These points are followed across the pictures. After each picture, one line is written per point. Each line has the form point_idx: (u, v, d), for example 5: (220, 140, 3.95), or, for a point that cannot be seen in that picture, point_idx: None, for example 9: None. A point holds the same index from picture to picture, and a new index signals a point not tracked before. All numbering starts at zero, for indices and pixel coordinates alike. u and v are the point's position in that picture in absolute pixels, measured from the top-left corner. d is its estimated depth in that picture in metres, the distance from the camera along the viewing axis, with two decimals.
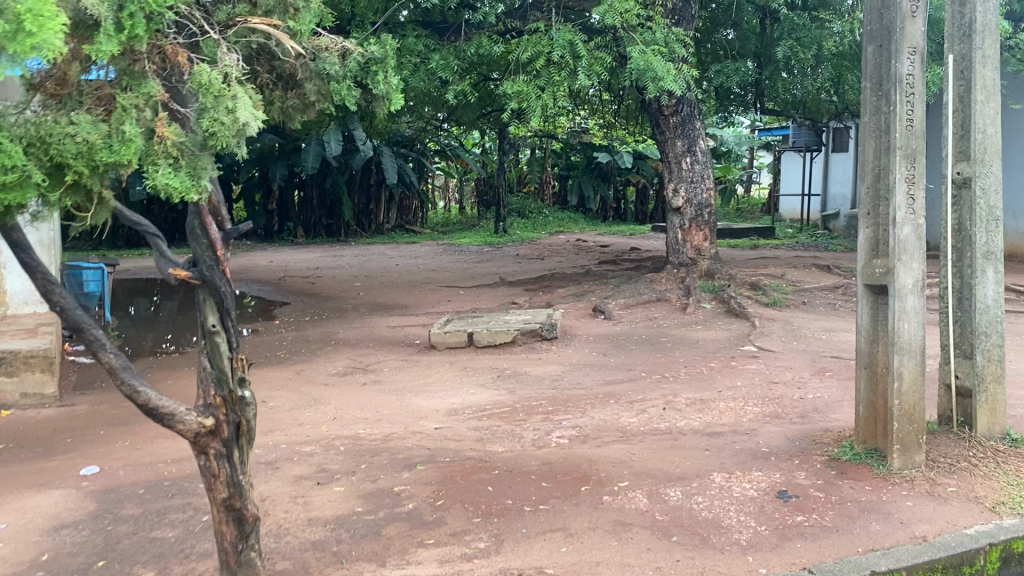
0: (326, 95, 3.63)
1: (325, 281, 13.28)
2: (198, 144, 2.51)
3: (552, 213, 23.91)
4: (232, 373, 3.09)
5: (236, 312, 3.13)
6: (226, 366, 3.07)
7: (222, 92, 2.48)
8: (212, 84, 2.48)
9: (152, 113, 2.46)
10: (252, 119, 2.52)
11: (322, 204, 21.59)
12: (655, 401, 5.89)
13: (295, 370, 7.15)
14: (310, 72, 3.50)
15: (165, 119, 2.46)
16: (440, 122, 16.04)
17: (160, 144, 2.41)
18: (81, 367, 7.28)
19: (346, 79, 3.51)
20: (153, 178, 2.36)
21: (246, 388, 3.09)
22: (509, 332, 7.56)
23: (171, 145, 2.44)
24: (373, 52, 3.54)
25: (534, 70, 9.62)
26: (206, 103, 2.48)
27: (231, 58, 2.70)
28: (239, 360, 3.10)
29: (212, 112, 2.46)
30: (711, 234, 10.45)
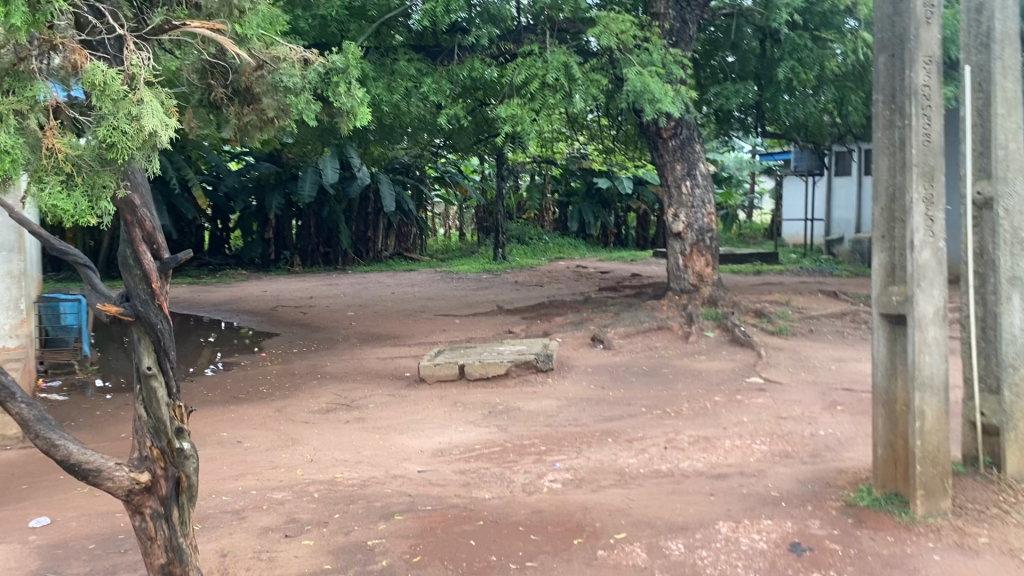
0: (285, 112, 3.36)
1: (317, 311, 12.94)
2: (98, 158, 2.42)
3: (552, 239, 23.61)
4: (170, 422, 2.71)
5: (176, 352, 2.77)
6: (164, 413, 2.69)
7: (120, 97, 2.36)
8: (109, 85, 2.35)
9: (42, 121, 2.40)
10: (160, 128, 2.39)
11: (320, 233, 21.36)
12: (656, 439, 5.50)
13: (276, 407, 6.78)
14: (267, 86, 3.26)
15: (56, 128, 2.40)
16: (437, 149, 15.80)
17: (50, 156, 2.36)
18: (51, 405, 6.91)
19: (304, 91, 3.32)
20: (40, 198, 2.33)
21: (185, 438, 2.70)
22: (502, 365, 7.19)
23: (65, 159, 2.37)
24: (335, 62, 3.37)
25: (528, 93, 9.32)
26: (101, 107, 2.36)
27: (142, 58, 2.56)
28: (178, 408, 2.73)
29: (112, 120, 2.34)
30: (713, 260, 10.10)
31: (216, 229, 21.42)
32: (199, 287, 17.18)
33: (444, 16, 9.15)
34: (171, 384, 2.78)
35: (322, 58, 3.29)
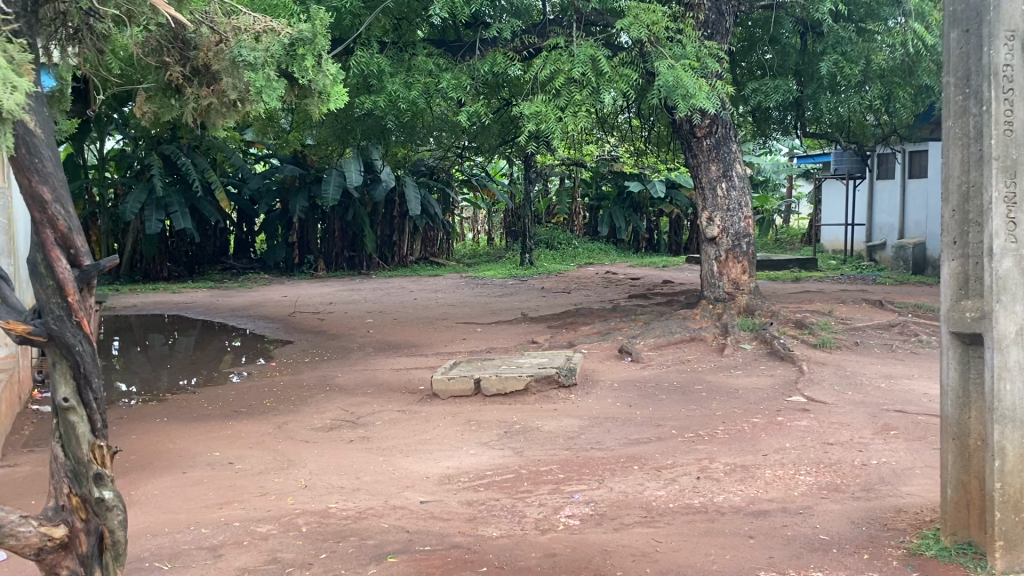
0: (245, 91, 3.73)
1: (335, 317, 12.53)
2: None
3: (581, 244, 23.01)
4: (88, 465, 2.23)
5: (101, 381, 2.30)
6: (81, 452, 2.23)
7: None
8: None
9: None
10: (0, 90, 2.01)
11: (344, 236, 20.87)
12: (688, 467, 4.94)
13: (277, 423, 6.31)
14: (227, 64, 3.65)
15: None
16: (463, 152, 15.36)
17: None
18: (41, 417, 6.49)
19: (262, 67, 3.64)
20: None
21: (105, 485, 2.22)
22: (521, 379, 6.65)
23: None
24: (299, 32, 3.78)
25: (554, 89, 8.83)
26: None
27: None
28: (100, 446, 2.24)
29: None
30: (749, 267, 9.48)
31: (242, 233, 21.43)
32: (220, 291, 16.85)
33: (465, 7, 8.64)
34: (98, 418, 2.30)
35: (282, 31, 3.68)
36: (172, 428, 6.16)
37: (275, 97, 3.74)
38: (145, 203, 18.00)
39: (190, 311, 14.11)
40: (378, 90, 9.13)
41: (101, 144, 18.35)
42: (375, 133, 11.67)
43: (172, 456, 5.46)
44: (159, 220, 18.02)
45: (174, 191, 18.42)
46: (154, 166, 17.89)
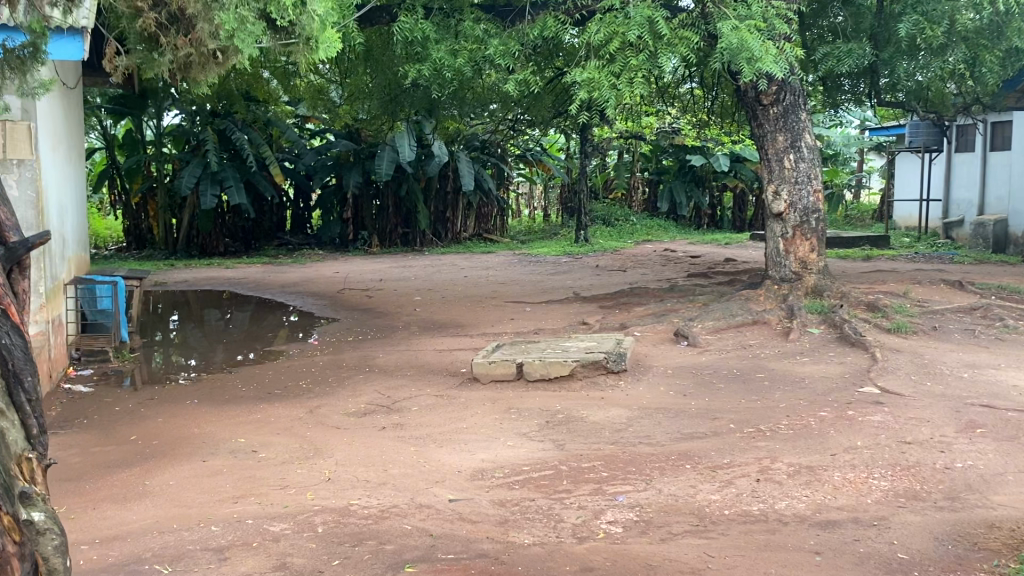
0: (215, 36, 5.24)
1: (383, 294, 12.26)
2: None
3: (640, 221, 22.34)
4: (17, 473, 1.96)
5: (29, 377, 2.10)
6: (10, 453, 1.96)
7: None
8: None
9: None
10: None
11: (398, 212, 20.51)
12: (747, 467, 4.46)
13: (309, 407, 6.00)
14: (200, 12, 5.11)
15: None
16: (516, 124, 14.90)
17: None
18: (72, 397, 6.30)
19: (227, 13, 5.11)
20: None
21: (34, 506, 1.95)
22: (567, 364, 6.21)
23: None
24: None
25: (608, 54, 8.31)
26: None
27: None
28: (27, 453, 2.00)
29: None
30: (819, 245, 8.86)
31: (298, 209, 21.39)
32: (273, 266, 16.78)
33: None
34: (32, 425, 2.08)
35: None
36: (201, 413, 5.89)
37: (233, 38, 5.22)
38: (200, 177, 18.00)
39: (241, 287, 14.01)
40: (424, 57, 8.79)
41: (159, 120, 18.41)
42: (424, 105, 11.31)
43: (196, 443, 5.18)
44: (214, 194, 17.98)
45: (229, 166, 18.30)
46: (209, 141, 17.79)
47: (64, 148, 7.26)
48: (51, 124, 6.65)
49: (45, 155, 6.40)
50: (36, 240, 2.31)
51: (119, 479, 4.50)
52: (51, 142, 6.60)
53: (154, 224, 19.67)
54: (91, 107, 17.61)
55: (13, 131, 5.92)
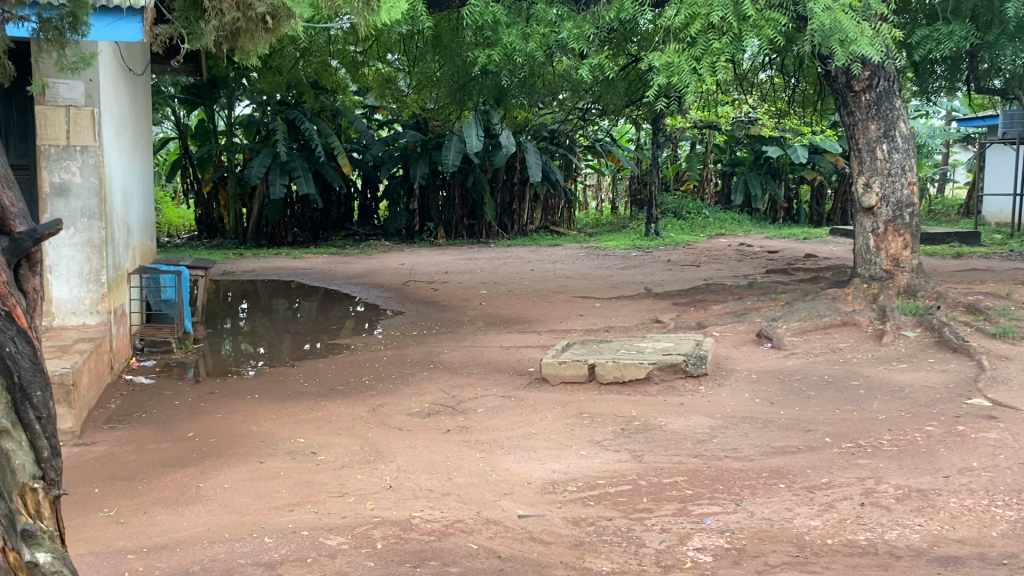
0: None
1: (448, 287, 11.99)
2: None
3: (713, 214, 21.66)
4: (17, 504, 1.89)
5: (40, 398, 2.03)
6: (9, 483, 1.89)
7: None
8: None
9: None
10: None
11: (464, 204, 20.28)
12: (849, 489, 4.01)
13: (371, 405, 5.73)
14: None
15: None
16: (586, 114, 14.49)
17: None
18: (132, 390, 6.15)
19: None
20: None
21: (38, 546, 1.84)
22: (642, 367, 5.80)
23: None
24: None
25: (689, 36, 7.88)
26: None
27: None
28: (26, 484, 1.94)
29: None
30: (913, 241, 8.22)
31: (365, 199, 21.34)
32: (340, 257, 16.73)
33: None
34: (43, 445, 2.03)
35: None
36: (260, 410, 5.67)
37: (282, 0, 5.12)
38: (270, 167, 18.04)
39: (307, 278, 13.94)
40: (495, 41, 8.46)
41: (230, 111, 18.48)
42: (494, 93, 11.01)
43: (253, 442, 4.95)
44: (283, 184, 17.99)
45: (298, 156, 18.29)
46: (279, 131, 17.73)
47: (129, 135, 7.17)
48: (116, 112, 6.54)
49: (110, 144, 6.31)
50: (44, 233, 2.13)
51: (173, 481, 4.29)
52: (116, 130, 6.51)
53: (225, 213, 19.84)
54: (165, 97, 17.79)
55: (76, 116, 5.83)
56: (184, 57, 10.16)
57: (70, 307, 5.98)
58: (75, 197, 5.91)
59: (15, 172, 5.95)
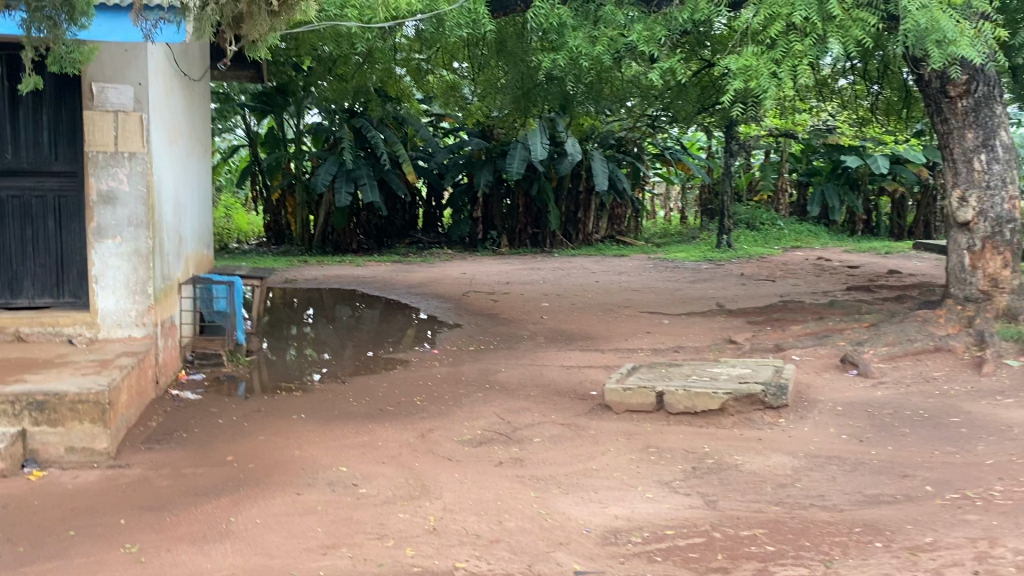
0: None
1: (510, 299, 11.63)
2: None
3: (788, 225, 20.86)
4: None
5: None
6: None
7: None
8: None
9: None
10: None
11: (529, 212, 19.93)
12: (958, 552, 3.46)
13: (421, 429, 5.36)
14: None
15: None
16: (655, 121, 14.00)
17: None
18: (177, 406, 5.90)
19: None
20: None
21: None
22: (716, 398, 5.35)
23: None
24: None
25: (769, 38, 7.40)
26: None
27: None
28: None
29: None
30: (1013, 259, 7.51)
31: (430, 207, 21.20)
32: (402, 265, 16.53)
33: None
34: None
35: None
36: (305, 431, 5.35)
37: None
38: (336, 174, 17.96)
39: (368, 286, 13.75)
40: (561, 45, 8.04)
41: (298, 118, 18.50)
42: (559, 99, 10.61)
43: (294, 468, 4.62)
44: (348, 191, 17.88)
45: (364, 163, 18.15)
46: (344, 139, 17.63)
47: (183, 143, 7.01)
48: (168, 117, 6.36)
49: (160, 150, 6.12)
50: None
51: (203, 514, 3.98)
52: (167, 137, 6.32)
53: (292, 220, 19.89)
54: (234, 104, 17.86)
55: (124, 121, 5.64)
56: (232, 58, 9.84)
57: (115, 319, 5.77)
58: (121, 205, 5.70)
59: (64, 180, 5.79)
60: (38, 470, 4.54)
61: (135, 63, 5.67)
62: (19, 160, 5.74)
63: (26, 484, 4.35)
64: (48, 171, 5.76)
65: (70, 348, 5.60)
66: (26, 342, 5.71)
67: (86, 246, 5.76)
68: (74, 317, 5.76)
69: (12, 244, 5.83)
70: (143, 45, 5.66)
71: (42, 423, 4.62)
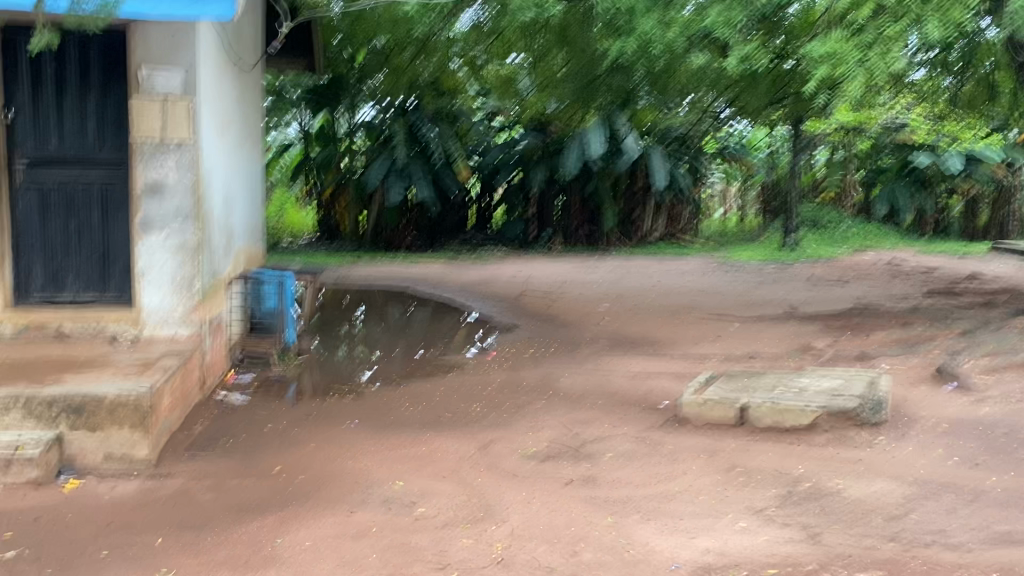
0: None
1: (568, 300, 11.20)
2: None
3: (854, 226, 20.05)
4: None
5: None
6: None
7: None
8: None
9: None
10: None
11: (584, 211, 19.45)
12: None
13: (481, 441, 4.94)
14: None
15: None
16: (719, 116, 13.46)
17: None
18: (224, 410, 5.58)
19: None
20: None
21: None
22: (807, 413, 4.86)
23: None
24: None
25: (856, 22, 6.92)
26: None
27: None
28: None
29: None
30: None
31: (482, 205, 20.88)
32: (455, 264, 16.19)
33: None
34: None
35: None
36: (357, 440, 4.97)
37: None
38: (388, 171, 17.70)
39: (421, 285, 13.43)
40: (630, 31, 7.60)
41: (351, 114, 18.32)
42: (622, 92, 10.16)
43: (346, 482, 4.24)
44: (401, 189, 17.62)
45: (416, 160, 17.86)
46: (397, 135, 17.36)
47: (234, 133, 6.71)
48: (218, 105, 6.06)
49: (210, 140, 5.82)
50: None
51: (245, 535, 3.61)
52: (217, 126, 6.03)
53: (344, 217, 19.71)
54: (288, 99, 17.71)
55: (171, 109, 5.33)
56: (284, 41, 9.49)
57: (160, 316, 5.47)
58: (168, 197, 5.41)
59: (110, 170, 5.52)
60: (74, 479, 4.23)
61: (184, 46, 5.35)
62: (63, 149, 5.46)
63: (60, 494, 4.03)
64: (94, 160, 5.49)
65: (113, 348, 5.31)
66: (67, 340, 5.45)
67: (132, 239, 5.48)
68: (117, 313, 5.48)
69: (55, 236, 5.54)
70: (193, 28, 5.34)
71: (80, 428, 4.32)
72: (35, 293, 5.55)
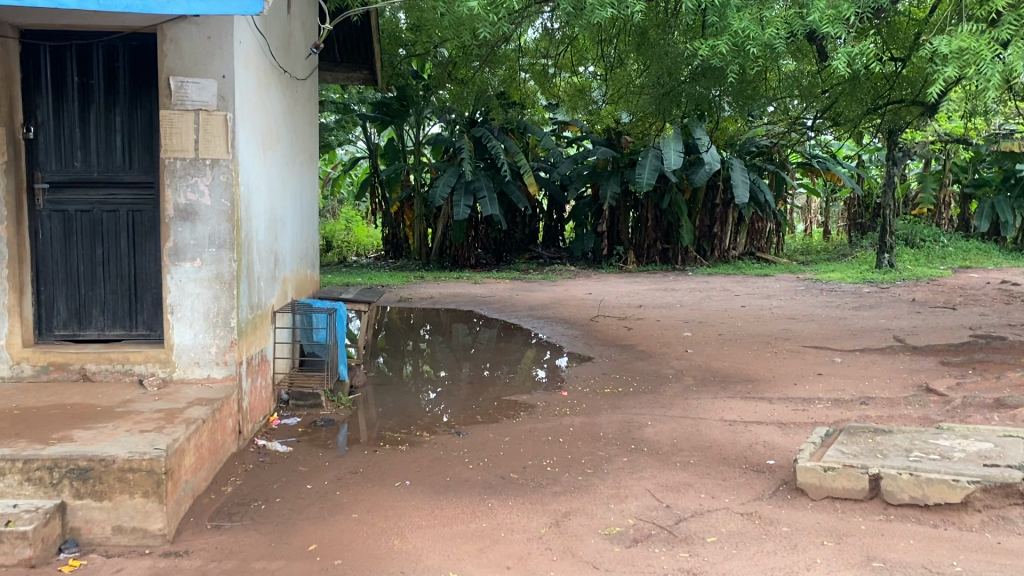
0: None
1: (646, 326, 10.33)
2: None
3: (953, 243, 18.60)
4: None
5: None
6: None
7: None
8: None
9: None
10: None
11: (659, 226, 18.51)
12: None
13: (555, 513, 4.15)
14: None
15: None
16: (809, 127, 12.42)
17: None
18: (261, 463, 4.91)
19: None
20: None
21: None
22: (957, 488, 3.92)
23: None
24: None
25: (992, 12, 5.90)
26: None
27: None
28: None
29: None
30: None
31: (551, 221, 20.13)
32: (523, 284, 15.44)
33: None
34: None
35: None
36: (408, 508, 4.22)
37: None
38: (455, 186, 17.09)
39: (487, 307, 12.72)
40: (722, 30, 6.74)
41: (419, 129, 17.79)
42: (707, 103, 9.28)
43: (390, 570, 3.49)
44: (468, 205, 16.95)
45: (484, 174, 17.19)
46: (464, 149, 16.73)
47: (281, 150, 6.10)
48: (260, 119, 5.44)
49: (251, 157, 5.19)
50: None
51: None
52: (259, 143, 5.42)
53: (410, 233, 19.17)
54: (354, 114, 17.27)
55: (205, 122, 4.72)
56: (337, 43, 8.80)
57: (192, 356, 4.84)
58: (201, 222, 4.78)
59: (139, 192, 4.98)
60: (75, 558, 3.58)
61: (220, 51, 4.74)
62: (88, 169, 4.94)
63: None
64: (121, 182, 4.96)
65: (139, 392, 4.70)
66: (93, 382, 4.83)
67: (162, 270, 4.87)
68: (146, 353, 4.87)
69: (80, 266, 5.01)
70: (228, 30, 4.73)
71: (86, 495, 3.69)
72: (57, 330, 5.03)
